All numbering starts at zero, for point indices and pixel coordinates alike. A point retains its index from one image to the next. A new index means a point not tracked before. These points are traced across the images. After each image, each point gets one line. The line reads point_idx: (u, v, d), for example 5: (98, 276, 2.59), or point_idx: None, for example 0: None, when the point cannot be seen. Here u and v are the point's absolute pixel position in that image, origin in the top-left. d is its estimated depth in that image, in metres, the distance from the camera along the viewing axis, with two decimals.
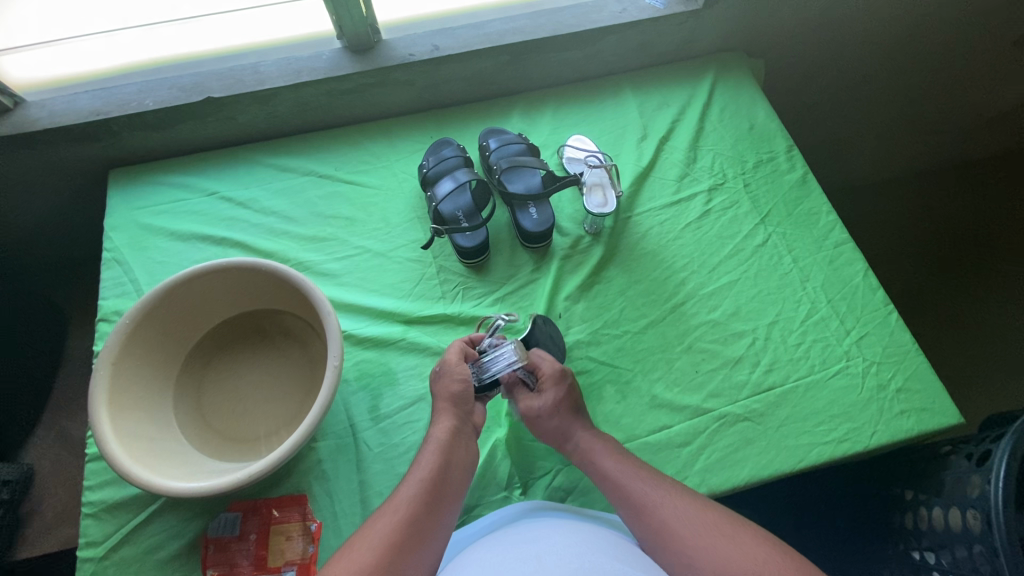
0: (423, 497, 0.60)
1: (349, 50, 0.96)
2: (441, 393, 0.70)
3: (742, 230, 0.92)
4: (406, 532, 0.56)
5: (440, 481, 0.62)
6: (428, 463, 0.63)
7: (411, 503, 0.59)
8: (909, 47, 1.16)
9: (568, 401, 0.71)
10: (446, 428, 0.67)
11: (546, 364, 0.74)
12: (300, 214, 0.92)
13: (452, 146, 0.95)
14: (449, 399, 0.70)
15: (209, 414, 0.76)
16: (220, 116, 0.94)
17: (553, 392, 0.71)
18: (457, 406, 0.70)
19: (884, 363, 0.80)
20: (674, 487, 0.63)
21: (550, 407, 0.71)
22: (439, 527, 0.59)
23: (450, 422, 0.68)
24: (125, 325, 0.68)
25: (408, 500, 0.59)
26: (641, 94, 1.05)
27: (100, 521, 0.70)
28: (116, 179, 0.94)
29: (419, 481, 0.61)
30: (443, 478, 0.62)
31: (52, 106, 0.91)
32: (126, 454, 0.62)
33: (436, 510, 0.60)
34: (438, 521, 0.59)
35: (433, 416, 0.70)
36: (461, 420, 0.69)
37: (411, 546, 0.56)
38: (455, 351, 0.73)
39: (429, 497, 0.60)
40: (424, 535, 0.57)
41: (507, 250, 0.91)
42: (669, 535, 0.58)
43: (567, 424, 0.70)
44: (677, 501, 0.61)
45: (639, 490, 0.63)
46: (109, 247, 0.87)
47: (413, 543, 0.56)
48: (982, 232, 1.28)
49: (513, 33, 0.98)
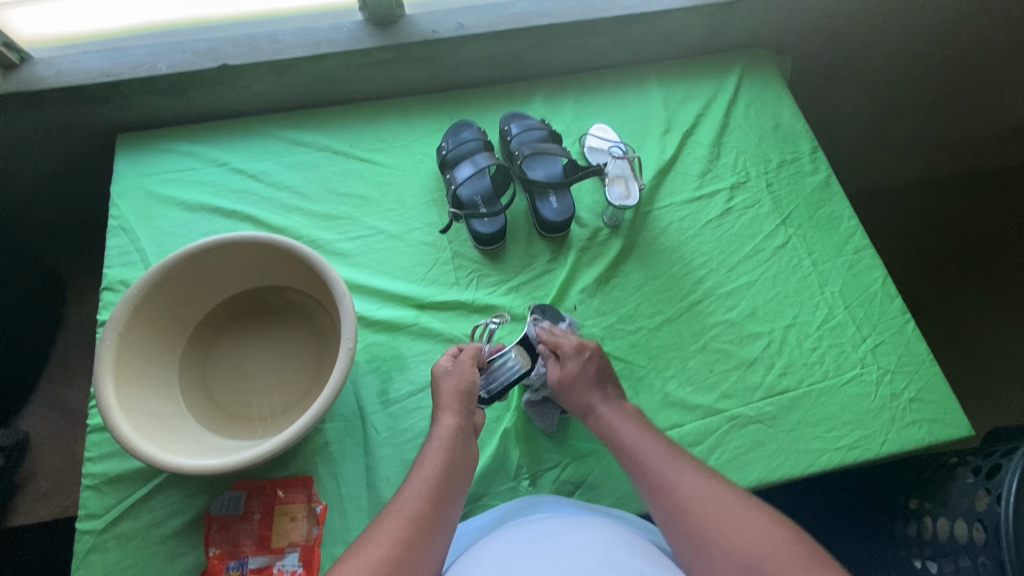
0: (429, 496, 0.58)
1: (370, 23, 0.92)
2: (447, 390, 0.69)
3: (762, 230, 0.91)
4: (416, 530, 0.55)
5: (447, 479, 0.61)
6: (433, 462, 0.62)
7: (418, 501, 0.58)
8: (934, 50, 1.14)
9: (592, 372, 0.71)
10: (451, 426, 0.65)
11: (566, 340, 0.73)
12: (312, 190, 0.90)
13: (471, 129, 0.93)
14: (454, 397, 0.68)
15: (215, 391, 0.75)
16: (234, 85, 0.91)
17: (578, 363, 0.71)
18: (463, 405, 0.68)
19: (898, 372, 0.80)
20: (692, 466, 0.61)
21: (577, 375, 0.71)
22: (446, 526, 0.58)
23: (455, 421, 0.66)
24: (133, 295, 0.66)
25: (416, 497, 0.58)
26: (666, 85, 1.03)
27: (101, 493, 0.69)
28: (123, 144, 0.91)
29: (425, 479, 0.60)
30: (448, 476, 0.61)
31: (60, 65, 0.87)
32: (132, 427, 0.61)
33: (444, 509, 0.58)
34: (446, 520, 0.58)
35: (436, 414, 0.68)
36: (466, 417, 0.68)
37: (422, 544, 0.54)
38: (467, 354, 0.72)
39: (436, 495, 0.59)
40: (434, 532, 0.56)
41: (523, 238, 0.89)
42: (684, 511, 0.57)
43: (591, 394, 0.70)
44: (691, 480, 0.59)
45: (657, 467, 0.61)
46: (115, 214, 0.85)
47: (424, 542, 0.55)
48: (997, 244, 1.27)
49: (540, 16, 0.95)
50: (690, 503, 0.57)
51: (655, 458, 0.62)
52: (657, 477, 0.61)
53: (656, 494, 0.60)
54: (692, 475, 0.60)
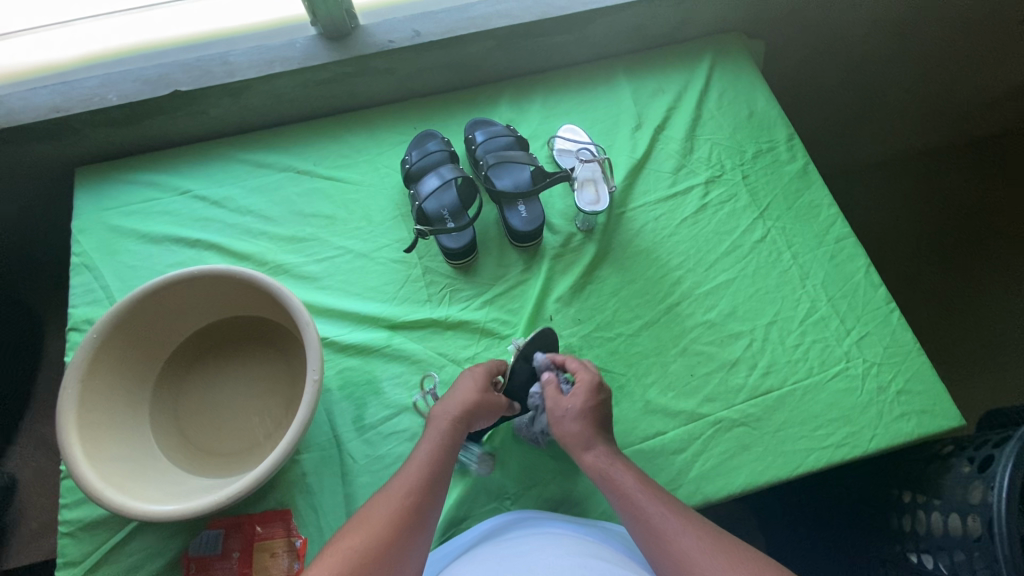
0: (410, 498, 0.57)
1: (324, 37, 0.90)
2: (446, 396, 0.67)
3: (740, 225, 0.88)
4: (394, 535, 0.53)
5: (431, 481, 0.59)
6: (419, 463, 0.60)
7: (398, 503, 0.56)
8: (915, 21, 1.10)
9: (594, 413, 0.66)
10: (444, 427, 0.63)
11: (586, 371, 0.68)
12: (277, 213, 0.88)
13: (436, 140, 0.91)
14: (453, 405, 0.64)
15: (187, 426, 0.74)
16: (190, 110, 0.89)
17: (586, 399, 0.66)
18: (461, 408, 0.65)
19: (884, 364, 0.78)
20: (701, 526, 0.56)
21: (580, 411, 0.65)
22: (422, 531, 0.56)
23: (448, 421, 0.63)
24: (93, 339, 0.65)
25: (395, 498, 0.57)
26: (634, 80, 1.00)
27: (78, 540, 0.68)
28: (81, 177, 0.89)
29: (408, 480, 0.59)
30: (432, 477, 0.59)
31: (9, 102, 0.85)
32: (98, 475, 0.60)
33: (425, 511, 0.57)
34: (424, 523, 0.56)
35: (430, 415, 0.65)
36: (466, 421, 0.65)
37: (396, 549, 0.53)
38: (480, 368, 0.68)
39: (417, 498, 0.57)
40: (407, 541, 0.54)
41: (495, 248, 0.87)
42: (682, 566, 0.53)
43: (592, 433, 0.64)
44: (698, 537, 0.55)
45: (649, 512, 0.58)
46: (77, 251, 0.83)
47: (400, 547, 0.53)
48: (993, 220, 1.24)
49: (498, 18, 0.92)
50: (691, 561, 0.53)
51: (658, 513, 0.57)
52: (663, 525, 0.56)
53: (654, 541, 0.56)
54: (701, 536, 0.55)
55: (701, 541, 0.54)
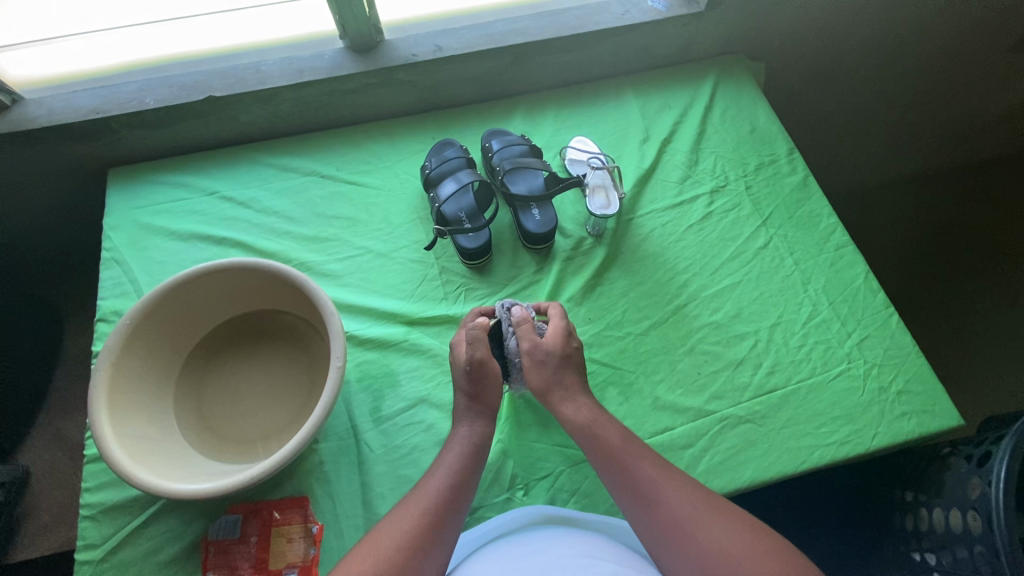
0: (445, 495, 0.61)
1: (351, 50, 0.95)
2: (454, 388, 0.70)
3: (743, 232, 0.92)
4: (429, 529, 0.57)
5: (463, 480, 0.63)
6: (451, 462, 0.64)
7: (434, 498, 0.60)
8: (909, 49, 1.16)
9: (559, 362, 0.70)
10: (468, 423, 0.68)
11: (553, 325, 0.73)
12: (301, 214, 0.92)
13: (454, 147, 0.95)
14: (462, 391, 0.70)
15: (210, 415, 0.76)
16: (222, 115, 0.93)
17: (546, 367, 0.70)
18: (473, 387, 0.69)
19: (885, 365, 0.80)
20: (689, 487, 0.60)
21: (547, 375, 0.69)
22: (452, 528, 0.59)
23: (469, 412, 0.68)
24: (127, 323, 0.68)
25: (431, 494, 0.60)
26: (642, 96, 1.06)
27: (98, 523, 0.69)
28: (115, 177, 0.93)
29: (443, 477, 0.62)
30: (466, 477, 0.63)
31: (51, 103, 0.90)
32: (126, 455, 0.62)
33: (457, 508, 0.61)
34: (454, 519, 0.60)
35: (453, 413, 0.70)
36: (482, 421, 0.68)
37: (431, 544, 0.57)
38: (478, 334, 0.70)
39: (451, 495, 0.61)
40: (439, 535, 0.58)
41: (509, 250, 0.91)
42: (671, 530, 0.57)
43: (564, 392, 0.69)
44: (689, 500, 0.59)
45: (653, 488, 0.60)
46: (108, 246, 0.86)
47: (434, 541, 0.57)
48: (984, 237, 1.30)
49: (515, 35, 0.98)
50: (695, 528, 0.56)
51: (652, 483, 0.60)
52: (638, 484, 0.61)
53: (639, 508, 0.60)
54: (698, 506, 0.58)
55: (679, 504, 0.58)
